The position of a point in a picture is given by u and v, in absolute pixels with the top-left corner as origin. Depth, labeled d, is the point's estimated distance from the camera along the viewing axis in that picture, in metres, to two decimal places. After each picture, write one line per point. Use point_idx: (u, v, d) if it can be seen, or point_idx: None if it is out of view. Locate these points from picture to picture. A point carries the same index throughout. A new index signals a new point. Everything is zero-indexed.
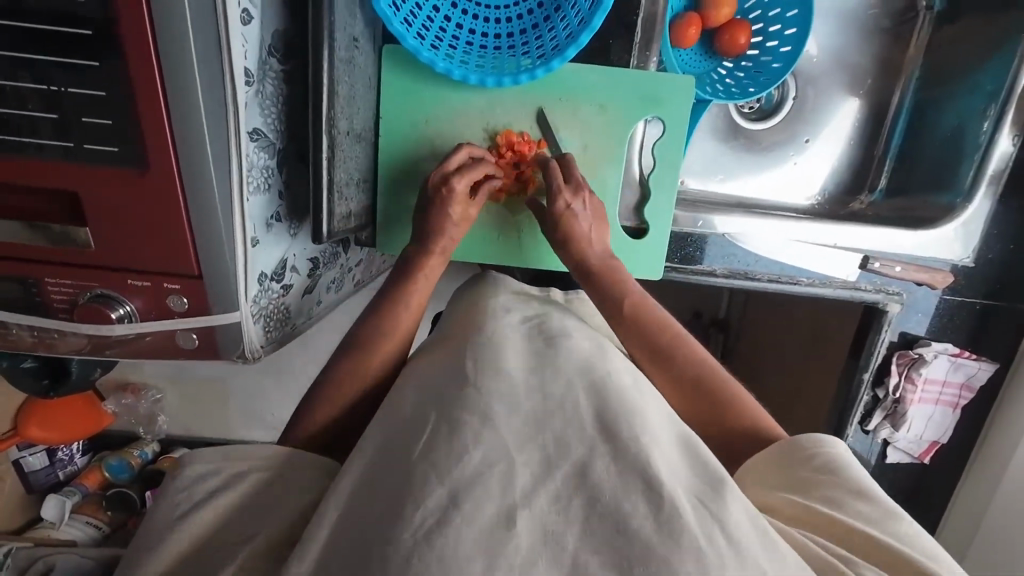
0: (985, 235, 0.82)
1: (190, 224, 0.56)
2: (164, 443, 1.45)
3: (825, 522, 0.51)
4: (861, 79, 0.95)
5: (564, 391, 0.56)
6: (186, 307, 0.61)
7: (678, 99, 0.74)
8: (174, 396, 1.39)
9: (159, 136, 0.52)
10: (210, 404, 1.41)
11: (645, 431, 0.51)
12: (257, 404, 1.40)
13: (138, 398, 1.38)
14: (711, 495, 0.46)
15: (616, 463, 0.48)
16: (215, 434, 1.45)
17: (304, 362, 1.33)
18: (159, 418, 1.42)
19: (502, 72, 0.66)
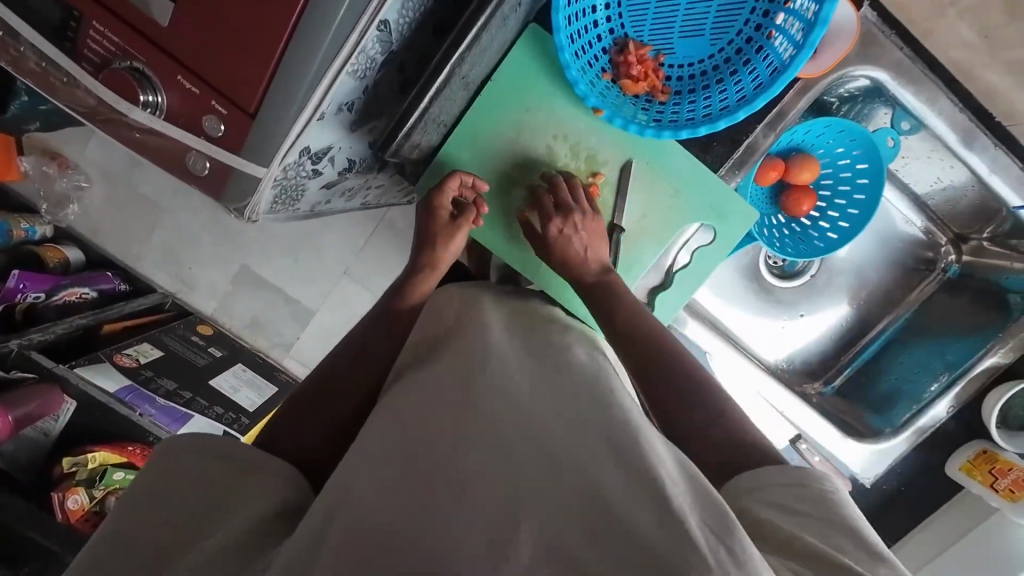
0: (890, 469, 0.92)
1: (276, 65, 0.53)
2: (58, 232, 1.30)
3: (795, 547, 0.43)
4: (861, 296, 1.06)
5: (565, 398, 0.50)
6: (219, 134, 0.56)
7: (737, 221, 0.78)
8: (102, 194, 1.30)
9: None
10: (135, 223, 1.31)
11: (646, 442, 0.45)
12: (184, 252, 1.32)
13: (60, 174, 1.28)
14: (724, 529, 0.38)
15: (620, 470, 0.41)
16: (118, 253, 1.33)
17: (254, 237, 1.29)
18: (70, 206, 1.30)
19: (617, 112, 0.70)
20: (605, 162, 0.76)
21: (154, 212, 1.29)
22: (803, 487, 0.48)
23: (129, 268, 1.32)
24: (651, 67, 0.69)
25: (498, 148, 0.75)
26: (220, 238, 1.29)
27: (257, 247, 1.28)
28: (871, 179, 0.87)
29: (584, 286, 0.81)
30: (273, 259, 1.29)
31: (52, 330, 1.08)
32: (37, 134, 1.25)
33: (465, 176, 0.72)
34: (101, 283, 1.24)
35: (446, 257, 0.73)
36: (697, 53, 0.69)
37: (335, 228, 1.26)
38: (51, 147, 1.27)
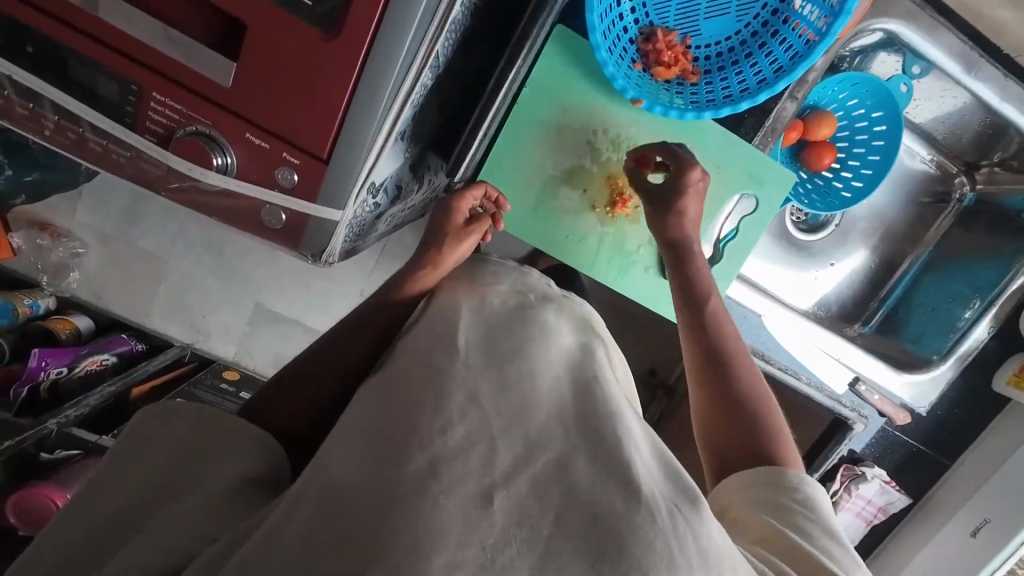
0: (939, 394, 0.97)
1: (345, 110, 0.53)
2: (60, 302, 1.27)
3: (781, 546, 0.48)
4: (879, 236, 1.10)
5: (550, 384, 0.51)
6: (293, 185, 0.56)
7: (777, 186, 0.81)
8: (99, 256, 1.26)
9: (367, 13, 0.49)
10: (142, 280, 1.28)
11: (627, 435, 0.48)
12: (198, 301, 1.30)
13: (54, 243, 1.23)
14: (693, 511, 0.43)
15: (598, 465, 0.44)
16: (128, 314, 1.30)
17: (267, 275, 1.28)
18: (70, 274, 1.27)
19: (655, 100, 0.72)
20: None
21: (160, 266, 1.27)
22: (781, 486, 0.54)
23: (142, 327, 1.30)
24: (679, 52, 0.71)
25: (541, 152, 0.77)
26: (227, 280, 1.28)
27: (278, 283, 1.28)
28: (888, 125, 0.91)
29: (641, 272, 0.82)
30: (289, 293, 1.29)
31: (84, 403, 1.08)
32: (24, 207, 1.21)
33: (491, 191, 0.73)
34: (118, 346, 1.21)
35: (451, 259, 0.69)
36: (724, 31, 0.71)
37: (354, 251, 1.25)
38: (39, 217, 1.23)
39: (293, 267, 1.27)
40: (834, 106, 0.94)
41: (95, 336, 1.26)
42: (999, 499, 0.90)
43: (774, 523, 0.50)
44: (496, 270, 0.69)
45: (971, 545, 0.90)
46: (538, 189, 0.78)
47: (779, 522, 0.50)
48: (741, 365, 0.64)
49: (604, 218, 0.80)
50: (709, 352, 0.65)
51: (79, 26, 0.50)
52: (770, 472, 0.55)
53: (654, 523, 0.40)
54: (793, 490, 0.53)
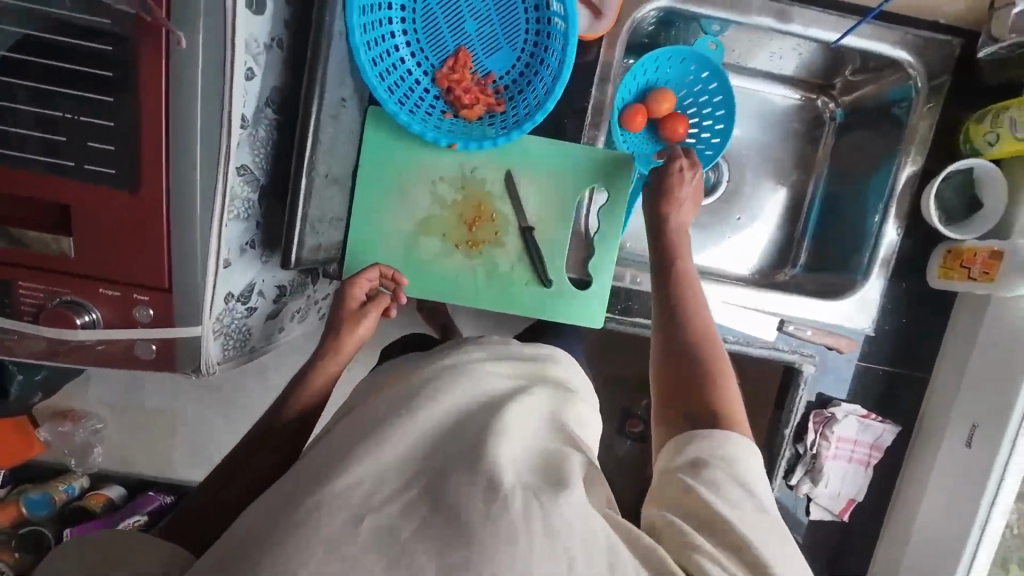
0: (881, 308, 0.93)
1: (169, 244, 0.62)
2: (95, 478, 1.38)
3: (693, 507, 0.50)
4: (788, 172, 1.08)
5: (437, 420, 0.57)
6: (150, 318, 0.64)
7: (620, 172, 0.85)
8: (116, 426, 1.38)
9: (155, 164, 0.59)
10: (156, 434, 1.39)
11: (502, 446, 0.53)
12: (199, 440, 1.39)
13: (75, 426, 1.35)
14: (554, 497, 0.47)
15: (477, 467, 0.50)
16: (152, 470, 1.41)
17: (261, 394, 1.36)
18: (94, 450, 1.39)
19: (469, 139, 0.80)
20: (486, 178, 0.84)
21: (169, 417, 1.38)
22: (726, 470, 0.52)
23: (166, 480, 1.39)
24: (477, 91, 0.79)
25: (393, 214, 0.84)
26: (229, 410, 1.37)
27: (266, 400, 1.35)
28: (720, 81, 0.94)
29: (525, 289, 0.86)
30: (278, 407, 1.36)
31: None
32: (45, 400, 1.34)
33: (383, 267, 0.80)
34: (149, 505, 1.29)
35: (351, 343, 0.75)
36: (507, 62, 0.79)
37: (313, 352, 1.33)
38: (60, 406, 1.36)
39: (266, 384, 1.35)
40: (668, 82, 0.98)
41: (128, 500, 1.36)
42: (980, 400, 0.83)
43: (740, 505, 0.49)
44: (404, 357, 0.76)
45: (968, 456, 0.82)
46: (403, 247, 0.84)
47: (694, 481, 0.51)
48: (709, 363, 0.63)
49: (471, 253, 0.85)
50: (683, 362, 0.64)
51: None
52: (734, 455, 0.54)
53: (506, 512, 0.44)
54: (737, 467, 0.53)
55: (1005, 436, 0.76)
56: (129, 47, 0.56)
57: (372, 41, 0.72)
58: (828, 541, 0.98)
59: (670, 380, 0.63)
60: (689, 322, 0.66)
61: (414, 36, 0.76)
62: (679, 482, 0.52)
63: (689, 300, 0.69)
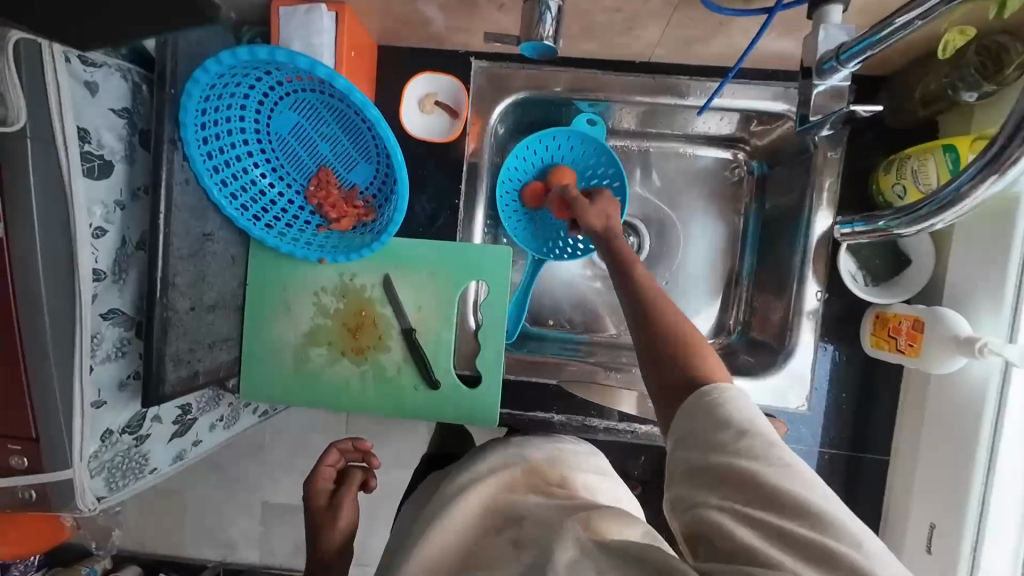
0: (818, 381, 0.82)
1: (31, 397, 0.66)
2: (115, 559, 1.48)
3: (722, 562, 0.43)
4: (729, 224, 0.99)
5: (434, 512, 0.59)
6: (25, 465, 0.68)
7: (497, 265, 0.82)
8: (133, 508, 1.46)
9: (9, 330, 0.64)
10: (165, 516, 1.46)
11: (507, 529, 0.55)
12: (191, 526, 1.45)
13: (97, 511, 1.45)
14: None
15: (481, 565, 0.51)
16: (167, 551, 1.47)
17: (258, 473, 1.40)
18: (113, 533, 1.46)
19: (338, 251, 0.82)
20: (366, 285, 0.84)
21: (175, 502, 1.44)
22: (764, 474, 0.46)
23: (177, 560, 1.45)
24: (342, 205, 0.82)
25: (281, 326, 0.86)
26: (232, 489, 1.42)
27: (263, 484, 1.39)
28: (608, 155, 0.90)
29: (414, 392, 0.84)
30: (274, 486, 1.40)
31: None
32: None
33: (339, 445, 0.80)
34: None
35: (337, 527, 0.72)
36: (367, 174, 0.81)
37: (281, 438, 1.37)
38: None
39: (243, 471, 1.40)
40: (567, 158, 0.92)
41: None
42: (939, 493, 0.71)
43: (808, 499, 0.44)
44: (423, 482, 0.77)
45: (931, 564, 0.71)
46: (293, 358, 0.86)
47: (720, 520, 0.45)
48: (684, 351, 0.56)
49: (357, 359, 0.85)
50: (658, 358, 0.57)
51: None
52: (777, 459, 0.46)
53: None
54: (771, 460, 0.46)
55: (960, 552, 0.66)
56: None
57: (228, 177, 0.76)
58: None
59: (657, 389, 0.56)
60: (647, 314, 0.59)
61: (275, 163, 0.80)
62: (712, 525, 0.45)
63: (647, 288, 0.62)
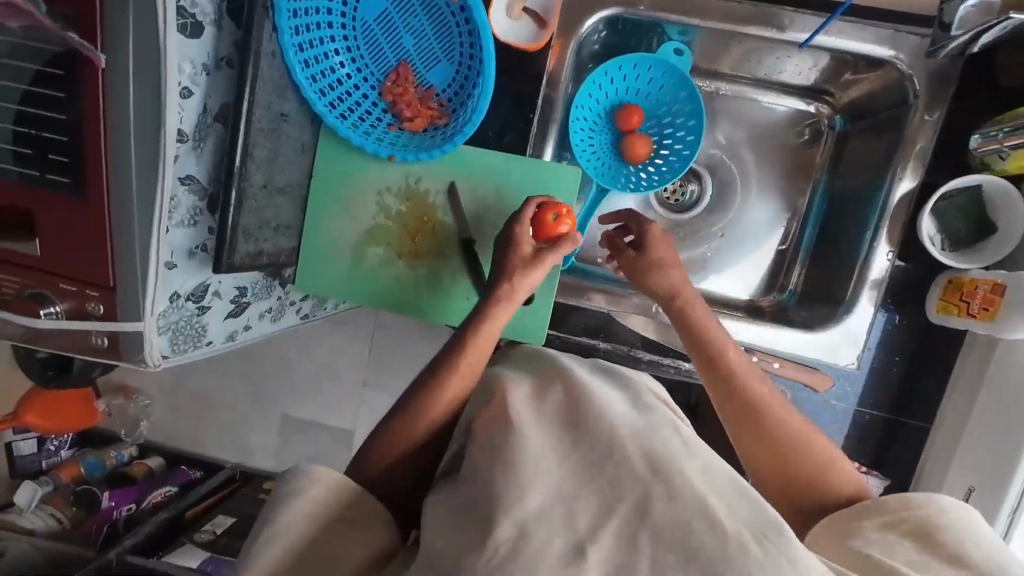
0: (872, 342, 0.82)
1: (112, 245, 0.68)
2: (141, 448, 1.56)
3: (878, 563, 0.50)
4: (790, 187, 0.98)
5: (600, 438, 0.52)
6: (100, 312, 0.71)
7: (565, 185, 0.83)
8: (162, 402, 1.54)
9: (98, 175, 0.66)
10: (192, 414, 1.53)
11: (702, 480, 0.49)
12: (218, 427, 1.52)
13: (129, 402, 1.54)
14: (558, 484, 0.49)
15: (670, 497, 0.47)
16: (191, 446, 1.55)
17: (282, 386, 1.45)
18: (141, 424, 1.56)
19: (409, 151, 0.81)
20: (431, 190, 0.84)
21: (203, 401, 1.51)
22: (923, 523, 0.54)
23: (200, 456, 1.54)
24: (419, 105, 0.81)
25: (341, 223, 0.87)
26: (256, 397, 1.48)
27: (287, 394, 1.45)
28: (689, 90, 0.87)
29: (464, 302, 0.86)
30: (298, 397, 1.44)
31: (140, 531, 1.27)
32: (107, 376, 1.52)
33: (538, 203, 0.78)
34: (178, 478, 1.46)
35: (477, 355, 0.67)
36: (446, 76, 0.80)
37: (308, 355, 1.41)
38: (117, 382, 1.54)
39: (270, 383, 1.45)
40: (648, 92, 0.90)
41: (166, 470, 1.52)
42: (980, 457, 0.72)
43: (987, 536, 0.52)
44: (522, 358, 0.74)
45: None
46: (350, 255, 0.87)
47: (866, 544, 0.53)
48: (772, 407, 0.64)
49: (413, 263, 0.86)
50: (752, 423, 0.64)
51: None
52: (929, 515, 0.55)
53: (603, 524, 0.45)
54: (920, 506, 0.56)
55: None
56: (78, 68, 0.63)
57: (313, 58, 0.75)
58: None
59: (758, 445, 0.64)
60: (727, 382, 0.65)
61: (357, 53, 0.79)
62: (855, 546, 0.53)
63: (711, 355, 0.68)
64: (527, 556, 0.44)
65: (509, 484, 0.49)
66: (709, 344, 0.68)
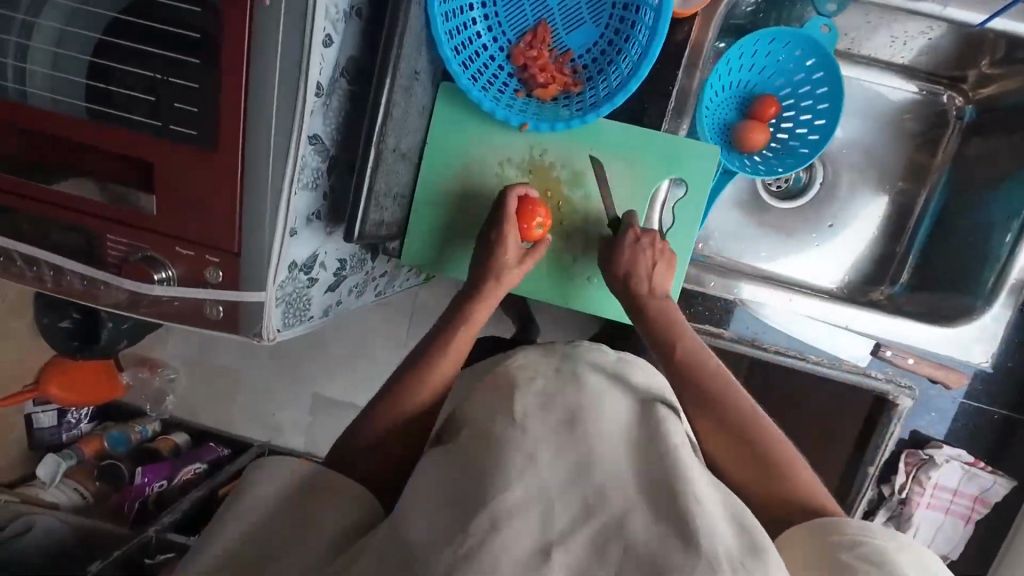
0: (1007, 342, 0.79)
1: (241, 205, 0.63)
2: (164, 423, 1.49)
3: None
4: (889, 179, 0.97)
5: (588, 436, 0.45)
6: (219, 279, 0.66)
7: (703, 162, 0.77)
8: (186, 377, 1.47)
9: (233, 127, 0.60)
10: (223, 391, 1.46)
11: (698, 503, 0.40)
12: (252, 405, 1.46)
13: (154, 374, 1.47)
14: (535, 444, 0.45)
15: (658, 521, 0.39)
16: (215, 424, 1.48)
17: (320, 367, 1.38)
18: (166, 399, 1.49)
19: (541, 119, 0.75)
20: (556, 163, 0.79)
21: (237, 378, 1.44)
22: (886, 553, 0.45)
23: (226, 435, 1.45)
24: (554, 70, 0.75)
25: (456, 194, 0.81)
26: (290, 376, 1.41)
27: (329, 374, 1.37)
28: (827, 71, 0.85)
29: (585, 284, 0.81)
30: (338, 376, 1.37)
31: (178, 509, 1.18)
32: (131, 347, 1.44)
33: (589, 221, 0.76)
34: (207, 455, 1.37)
35: (466, 337, 0.68)
36: (587, 40, 0.75)
37: (356, 335, 1.34)
38: (142, 354, 1.47)
39: (309, 363, 1.38)
40: (786, 76, 0.88)
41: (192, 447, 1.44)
42: None
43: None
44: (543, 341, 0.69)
45: None
46: (462, 231, 0.82)
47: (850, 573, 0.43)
48: (757, 429, 0.58)
49: None
50: (733, 441, 0.58)
51: (63, 205, 0.67)
52: (853, 538, 0.46)
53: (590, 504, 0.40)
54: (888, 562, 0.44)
55: None
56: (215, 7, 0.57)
57: (450, 12, 0.70)
58: None
59: (751, 470, 0.57)
60: (708, 403, 0.60)
61: (491, 9, 0.74)
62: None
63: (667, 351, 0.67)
64: (495, 547, 0.37)
65: (489, 467, 0.42)
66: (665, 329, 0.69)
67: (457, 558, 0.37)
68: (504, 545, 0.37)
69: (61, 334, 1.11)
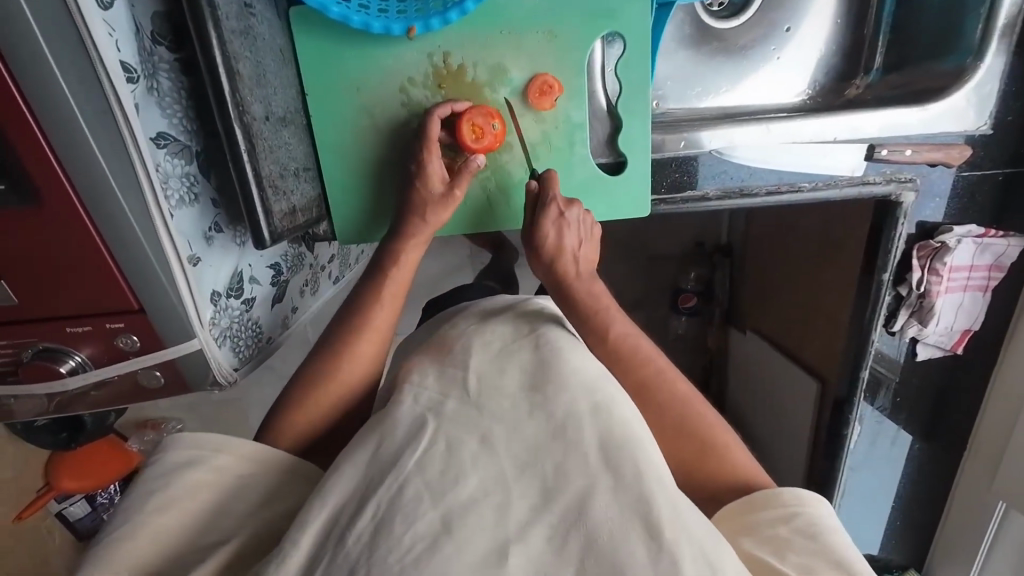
0: (1003, 96, 0.72)
1: (111, 253, 0.50)
2: None
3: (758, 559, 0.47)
4: None
5: (566, 402, 0.48)
6: (138, 345, 0.56)
7: (634, 4, 0.63)
8: (196, 423, 1.39)
9: (43, 164, 0.46)
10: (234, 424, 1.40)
11: (651, 465, 0.43)
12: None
13: (160, 432, 1.35)
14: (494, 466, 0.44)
15: (619, 499, 0.41)
16: None
17: None
18: None
19: (429, 14, 0.58)
20: (467, 65, 0.64)
21: (237, 407, 1.36)
22: (815, 522, 0.50)
23: None
24: None
25: (364, 144, 0.66)
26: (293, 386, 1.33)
27: None
28: None
29: None
30: None
31: None
32: (125, 414, 1.33)
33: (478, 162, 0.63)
34: None
35: (384, 313, 0.65)
36: None
37: None
38: (140, 418, 1.35)
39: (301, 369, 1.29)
40: None
41: None
42: None
43: (857, 558, 0.48)
44: (498, 306, 0.66)
45: None
46: (388, 184, 0.68)
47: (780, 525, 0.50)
48: (711, 435, 0.58)
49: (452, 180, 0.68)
50: (666, 413, 0.59)
51: None
52: (789, 509, 0.51)
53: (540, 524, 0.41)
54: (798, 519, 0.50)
55: None
56: None
57: None
58: (935, 381, 0.91)
59: (665, 426, 0.59)
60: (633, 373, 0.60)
61: None
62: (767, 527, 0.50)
63: (588, 304, 0.63)
64: (449, 551, 0.39)
65: (449, 469, 0.43)
66: (583, 286, 0.63)
67: (404, 565, 0.38)
68: (459, 546, 0.39)
69: (44, 432, 0.99)
